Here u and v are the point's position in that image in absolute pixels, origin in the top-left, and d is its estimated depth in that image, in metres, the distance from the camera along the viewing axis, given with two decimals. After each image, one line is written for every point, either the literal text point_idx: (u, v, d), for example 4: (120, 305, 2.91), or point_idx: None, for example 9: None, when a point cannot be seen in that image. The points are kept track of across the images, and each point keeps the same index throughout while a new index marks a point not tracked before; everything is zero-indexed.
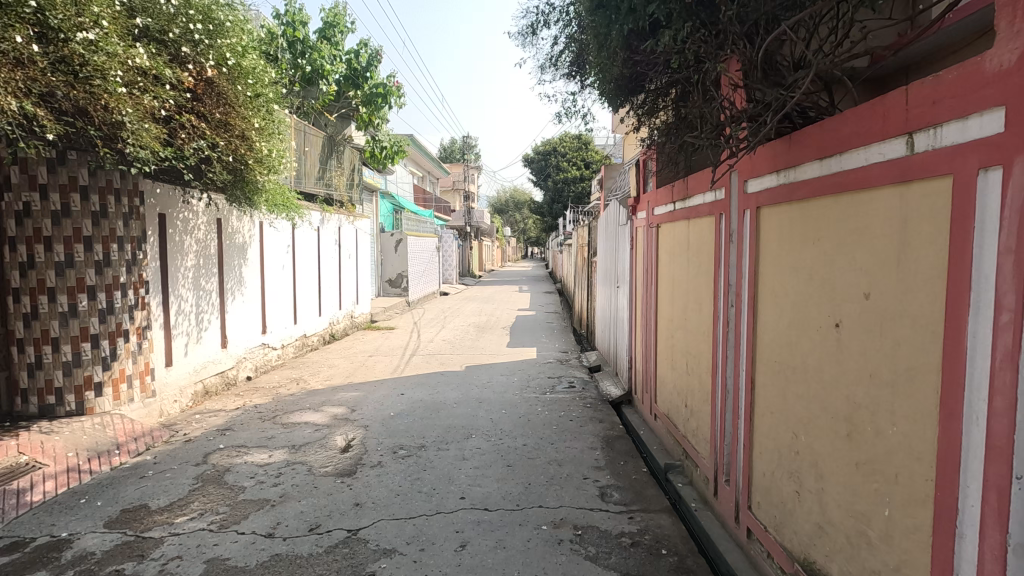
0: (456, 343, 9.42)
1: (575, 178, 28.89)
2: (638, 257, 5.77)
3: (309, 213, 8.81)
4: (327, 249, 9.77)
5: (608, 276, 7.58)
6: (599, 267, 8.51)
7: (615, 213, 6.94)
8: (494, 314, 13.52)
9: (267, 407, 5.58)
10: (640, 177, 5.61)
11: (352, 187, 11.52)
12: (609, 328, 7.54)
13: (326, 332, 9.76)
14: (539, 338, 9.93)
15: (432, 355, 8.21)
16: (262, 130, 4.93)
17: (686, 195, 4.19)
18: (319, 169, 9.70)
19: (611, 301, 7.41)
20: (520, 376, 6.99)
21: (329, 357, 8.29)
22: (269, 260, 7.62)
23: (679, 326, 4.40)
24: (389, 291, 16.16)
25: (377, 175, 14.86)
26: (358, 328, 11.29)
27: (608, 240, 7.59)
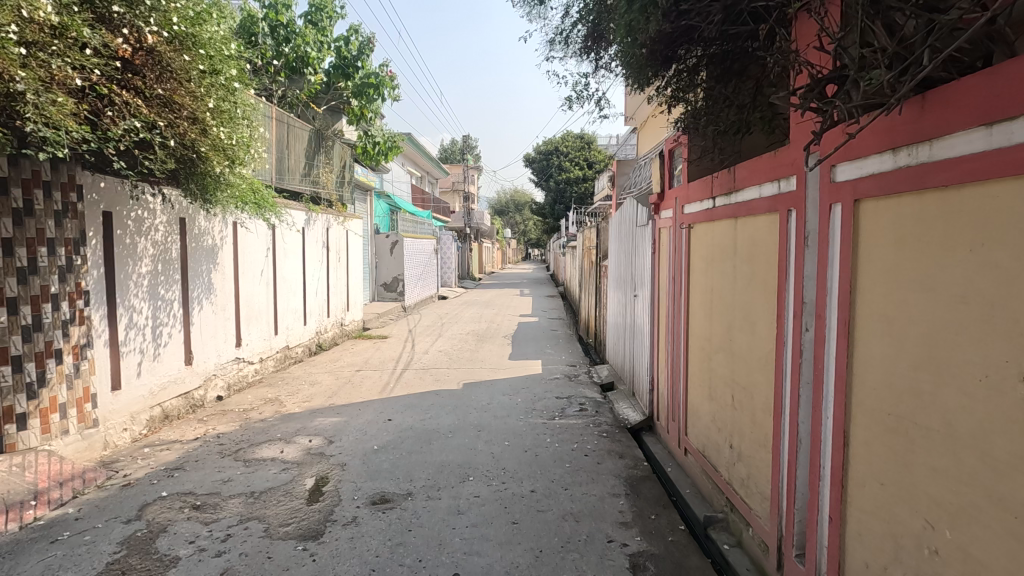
0: (453, 354, 8.65)
1: (578, 178, 28.11)
2: (662, 263, 4.99)
3: (292, 213, 8.05)
4: (313, 252, 9.00)
5: (623, 283, 6.81)
6: (611, 273, 7.74)
7: (632, 213, 6.16)
8: (494, 321, 12.75)
9: (231, 437, 4.80)
10: (665, 171, 4.84)
11: (342, 185, 10.75)
12: (623, 341, 6.76)
13: (313, 342, 8.98)
14: (544, 349, 9.16)
15: (426, 370, 7.43)
16: (218, 110, 4.14)
17: (731, 189, 3.42)
18: (304, 165, 8.93)
19: (626, 311, 6.64)
20: (525, 395, 6.20)
21: (313, 372, 7.51)
22: (244, 265, 6.85)
23: (720, 348, 3.62)
24: (384, 295, 15.37)
25: (371, 173, 14.09)
26: (348, 336, 10.50)
27: (622, 243, 6.81)
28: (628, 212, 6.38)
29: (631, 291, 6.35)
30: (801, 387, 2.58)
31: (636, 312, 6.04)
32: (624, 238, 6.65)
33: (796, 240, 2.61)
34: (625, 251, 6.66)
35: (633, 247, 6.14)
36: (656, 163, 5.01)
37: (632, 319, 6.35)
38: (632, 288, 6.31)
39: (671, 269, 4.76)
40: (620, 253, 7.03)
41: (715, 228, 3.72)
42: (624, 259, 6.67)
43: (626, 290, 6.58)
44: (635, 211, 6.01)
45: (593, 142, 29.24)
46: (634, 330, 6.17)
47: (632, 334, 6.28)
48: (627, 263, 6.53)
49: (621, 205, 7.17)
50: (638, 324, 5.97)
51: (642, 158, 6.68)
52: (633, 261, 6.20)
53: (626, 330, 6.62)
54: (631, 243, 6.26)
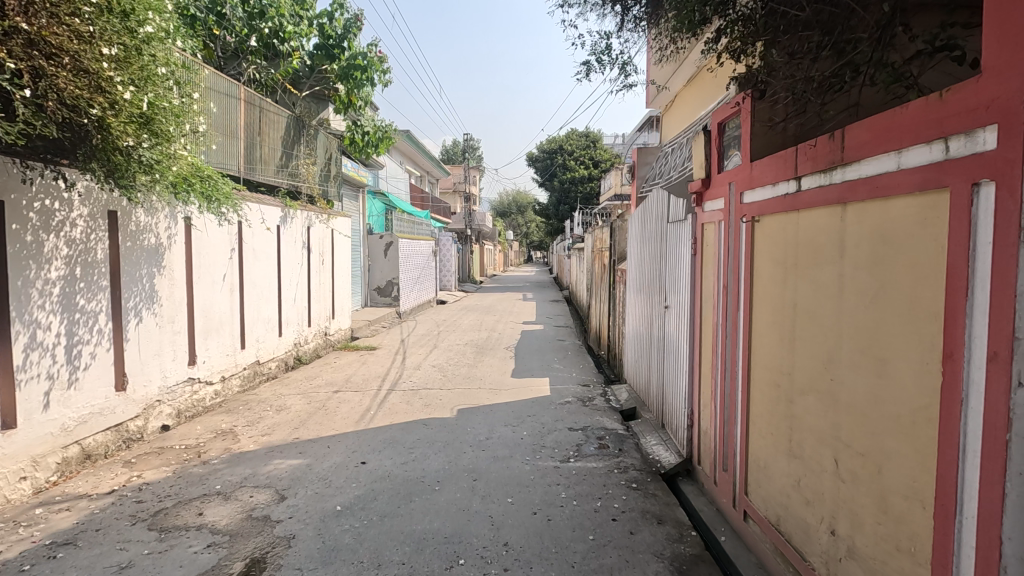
0: (448, 370, 7.60)
1: (583, 178, 27.05)
2: (708, 267, 3.96)
3: (264, 207, 7.04)
4: (290, 254, 7.98)
5: (649, 291, 5.76)
6: (631, 278, 6.71)
7: (664, 208, 5.11)
8: (495, 329, 11.70)
9: (158, 489, 3.75)
10: (714, 151, 3.82)
11: (328, 179, 9.72)
12: (649, 359, 5.71)
13: (289, 355, 7.94)
14: (551, 364, 8.10)
15: (415, 391, 6.38)
16: (122, 61, 3.10)
17: (834, 163, 2.40)
18: (281, 155, 7.92)
19: (653, 324, 5.59)
20: (530, 427, 5.15)
21: (284, 391, 6.47)
22: (202, 268, 5.83)
23: (811, 388, 2.58)
24: (377, 300, 14.32)
25: (362, 168, 13.06)
26: (332, 348, 9.46)
27: (648, 244, 5.76)
28: (657, 206, 5.34)
29: (659, 302, 5.31)
30: (1008, 479, 1.55)
31: (669, 328, 5.01)
32: (651, 238, 5.62)
33: (995, 233, 1.57)
34: (652, 253, 5.62)
35: (664, 248, 5.10)
36: (701, 142, 3.98)
37: (660, 335, 5.31)
38: (661, 297, 5.26)
39: (721, 276, 3.73)
40: (644, 255, 5.98)
41: (801, 220, 2.69)
42: (651, 263, 5.63)
43: (654, 300, 5.53)
44: (667, 205, 4.98)
45: (598, 140, 28.22)
46: (665, 349, 5.13)
47: (662, 353, 5.23)
48: (655, 268, 5.48)
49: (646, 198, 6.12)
50: (671, 342, 4.93)
51: (680, 139, 5.62)
52: (663, 265, 5.16)
53: (653, 348, 5.58)
54: (661, 243, 5.22)
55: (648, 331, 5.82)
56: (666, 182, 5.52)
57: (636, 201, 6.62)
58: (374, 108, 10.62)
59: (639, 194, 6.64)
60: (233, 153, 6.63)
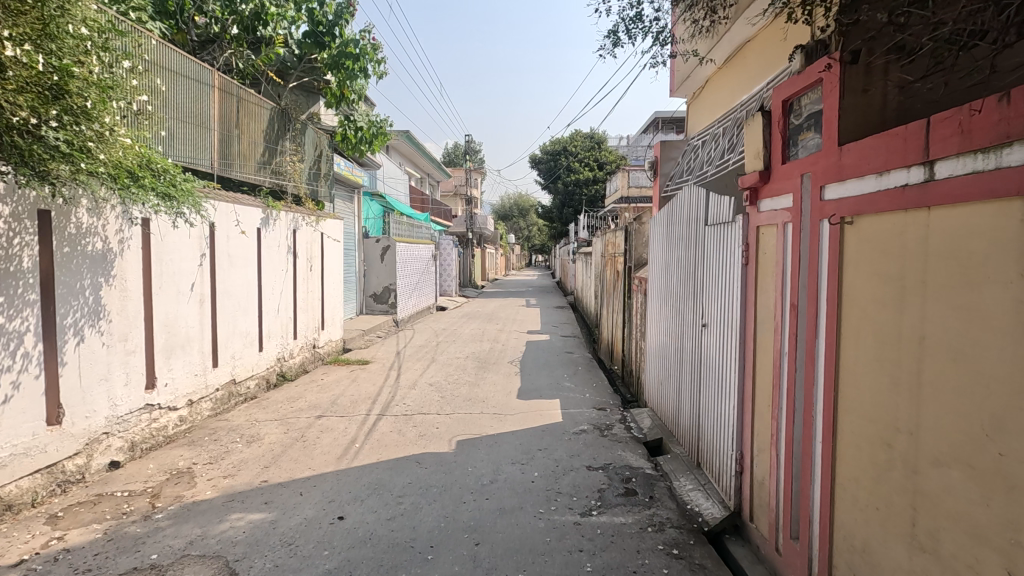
0: (447, 389, 6.83)
1: (588, 179, 26.26)
2: (767, 280, 3.20)
3: (241, 208, 6.30)
4: (273, 260, 7.23)
5: (677, 304, 4.99)
6: (653, 288, 5.95)
7: (699, 209, 4.36)
8: (498, 340, 10.91)
9: (78, 560, 2.97)
10: (776, 136, 3.07)
11: (317, 178, 8.96)
12: (677, 383, 4.94)
13: (271, 372, 7.17)
14: (560, 381, 7.34)
15: (408, 417, 5.61)
16: (9, 8, 2.45)
17: (1007, 137, 1.64)
18: (263, 151, 7.18)
19: (683, 343, 4.83)
20: (542, 467, 4.36)
21: (260, 416, 5.70)
22: (163, 277, 5.07)
23: (954, 457, 1.83)
24: (373, 307, 13.56)
25: (357, 168, 12.30)
26: (321, 362, 8.69)
27: (678, 250, 4.99)
28: (691, 204, 4.56)
29: (693, 318, 4.53)
30: None
31: (706, 350, 4.24)
32: (682, 242, 4.86)
33: None
34: (683, 262, 4.84)
35: (700, 255, 4.34)
36: (758, 126, 3.22)
37: (694, 357, 4.54)
38: (695, 313, 4.49)
39: (786, 293, 2.98)
40: (671, 263, 5.21)
41: (933, 221, 1.93)
42: (681, 272, 4.86)
43: (684, 316, 4.77)
44: (705, 205, 4.22)
45: (603, 141, 27.46)
46: (701, 374, 4.36)
47: (697, 379, 4.45)
48: (686, 278, 4.72)
49: (673, 198, 5.36)
50: (710, 367, 4.16)
51: (717, 129, 4.87)
52: (698, 276, 4.40)
53: (683, 371, 4.81)
54: (696, 248, 4.46)
55: (676, 350, 5.05)
56: (706, 177, 4.75)
57: (660, 201, 5.86)
58: (368, 102, 9.87)
59: (664, 194, 5.88)
60: (203, 146, 5.88)
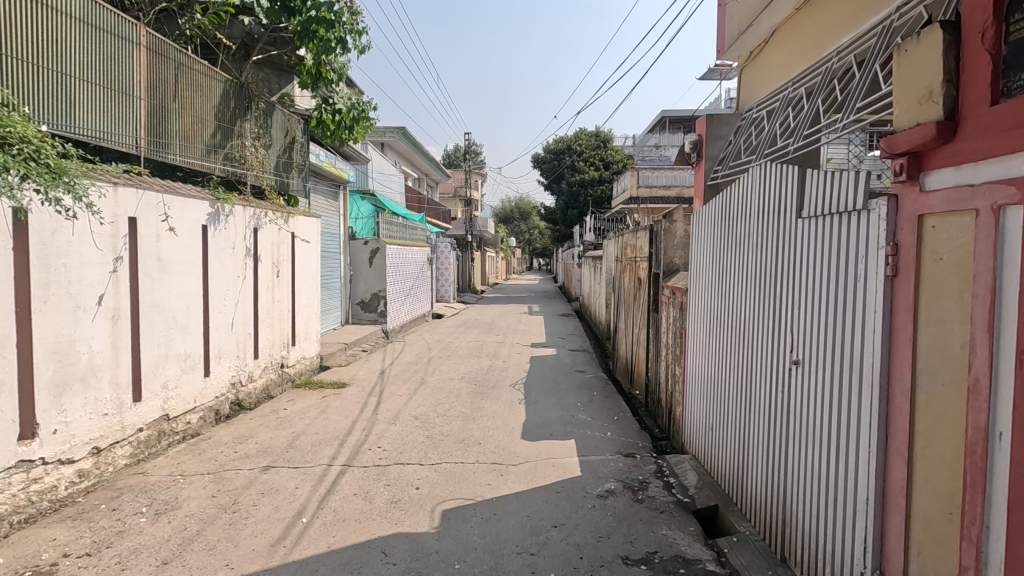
0: (436, 425, 5.54)
1: (593, 180, 25.00)
2: (945, 302, 1.92)
3: (176, 201, 5.04)
4: (225, 265, 5.95)
5: (746, 326, 3.72)
6: (701, 304, 4.67)
7: (786, 195, 3.09)
8: (498, 355, 9.62)
9: None
10: (980, 53, 1.78)
11: (287, 170, 7.68)
12: (745, 434, 3.66)
13: (221, 402, 5.89)
14: (574, 414, 6.05)
15: (382, 471, 4.31)
16: None
17: None
18: (213, 131, 5.92)
19: (754, 381, 3.56)
20: (560, 563, 3.07)
21: (191, 466, 4.41)
22: (50, 289, 3.78)
23: None
24: (360, 316, 12.28)
25: (342, 161, 10.99)
26: (290, 385, 7.39)
27: (747, 253, 3.72)
28: (771, 190, 3.29)
29: (775, 350, 3.25)
30: None
31: (797, 399, 2.96)
32: (754, 242, 3.59)
33: None
34: (755, 269, 3.57)
35: (788, 260, 3.06)
36: (934, 48, 1.94)
37: (773, 404, 3.26)
38: (777, 343, 3.21)
39: (1004, 330, 1.69)
40: (734, 270, 3.94)
41: None
42: (753, 284, 3.60)
43: (758, 344, 3.50)
44: (797, 188, 2.96)
45: (609, 140, 26.25)
46: (785, 430, 3.09)
47: (778, 436, 3.17)
48: (762, 291, 3.44)
49: (733, 185, 4.09)
50: (803, 424, 2.88)
51: (802, 91, 3.61)
52: (784, 290, 3.12)
53: (753, 419, 3.54)
54: (779, 252, 3.19)
55: (740, 387, 3.77)
56: (789, 154, 3.50)
57: (709, 194, 4.61)
58: (350, 84, 8.59)
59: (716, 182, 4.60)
60: (120, 118, 4.65)
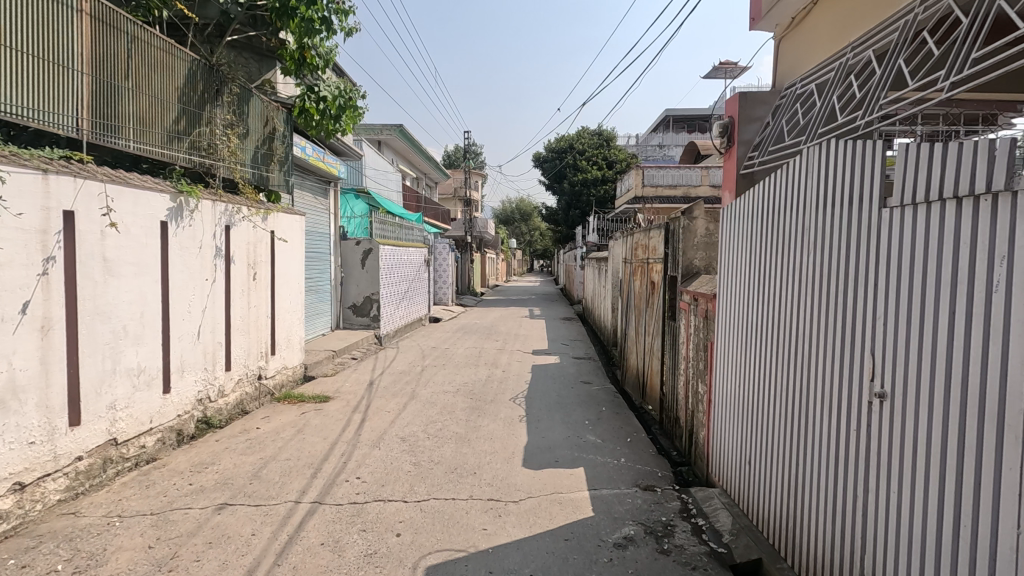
0: (425, 449, 4.88)
1: (596, 180, 24.36)
2: None
3: (124, 193, 4.40)
4: (191, 267, 5.32)
5: (795, 341, 3.07)
6: (734, 315, 4.03)
7: (859, 180, 2.44)
8: (498, 364, 8.97)
9: None
10: None
11: (267, 162, 7.03)
12: (794, 474, 3.00)
13: (184, 421, 5.23)
14: (582, 434, 5.39)
15: (358, 511, 3.65)
16: None
17: None
18: (178, 117, 5.29)
19: (807, 410, 2.91)
20: None
21: (133, 504, 3.75)
22: None
23: None
24: (351, 321, 11.62)
25: (332, 156, 10.33)
26: (269, 398, 6.73)
27: (796, 254, 3.07)
28: (835, 175, 2.64)
29: (839, 376, 2.60)
30: None
31: (876, 442, 2.31)
32: (807, 239, 2.94)
33: None
34: (808, 273, 2.92)
35: (862, 263, 2.41)
36: None
37: (836, 443, 2.61)
38: (844, 367, 2.56)
39: None
40: (778, 274, 3.30)
41: None
42: (805, 291, 2.94)
43: (813, 366, 2.85)
44: (877, 170, 2.31)
45: (612, 140, 25.60)
46: (856, 479, 2.44)
47: (845, 485, 2.52)
48: (819, 300, 2.79)
49: (776, 173, 3.44)
50: (886, 475, 2.22)
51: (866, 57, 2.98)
52: (855, 300, 2.47)
53: (805, 458, 2.88)
54: (847, 252, 2.53)
55: (787, 416, 3.13)
56: (864, 133, 2.91)
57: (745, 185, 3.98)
58: (337, 71, 7.94)
59: (754, 169, 3.99)
60: (57, 96, 4.04)
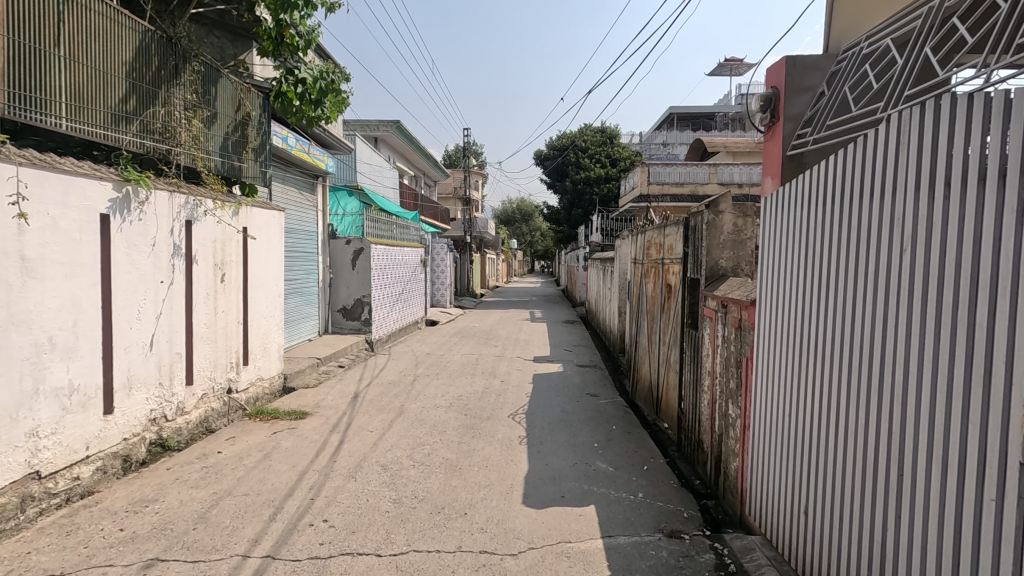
0: (409, 481, 4.17)
1: (599, 178, 23.67)
2: None
3: (47, 179, 3.71)
4: (141, 267, 4.62)
5: (856, 365, 2.42)
6: (778, 327, 3.31)
7: (965, 155, 1.78)
8: (495, 373, 8.27)
9: None
10: None
11: (239, 151, 6.31)
12: (866, 542, 2.27)
13: (131, 446, 4.51)
14: (590, 461, 4.69)
15: (318, 570, 2.93)
16: None
17: None
18: (125, 95, 4.60)
19: (875, 456, 2.25)
20: None
21: (42, 560, 3.02)
22: None
23: None
24: (341, 325, 10.93)
25: (320, 148, 9.63)
26: (239, 414, 6.03)
27: (859, 256, 2.41)
28: (922, 151, 1.97)
29: (928, 419, 1.94)
30: None
31: (994, 519, 1.65)
32: (875, 235, 2.29)
33: None
34: (878, 280, 2.25)
35: (972, 268, 1.74)
36: None
37: (923, 509, 1.95)
38: (936, 407, 1.90)
39: None
40: (834, 279, 2.63)
41: None
42: (873, 303, 2.28)
43: (886, 401, 2.18)
44: (1010, 133, 1.59)
45: (616, 137, 24.94)
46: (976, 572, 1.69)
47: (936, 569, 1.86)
48: (895, 316, 2.13)
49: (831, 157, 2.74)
50: (1012, 573, 1.57)
51: None
52: (956, 319, 1.81)
53: (875, 519, 2.23)
54: (942, 253, 1.87)
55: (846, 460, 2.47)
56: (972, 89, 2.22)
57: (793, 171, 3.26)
58: (320, 52, 7.26)
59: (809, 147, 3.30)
60: None
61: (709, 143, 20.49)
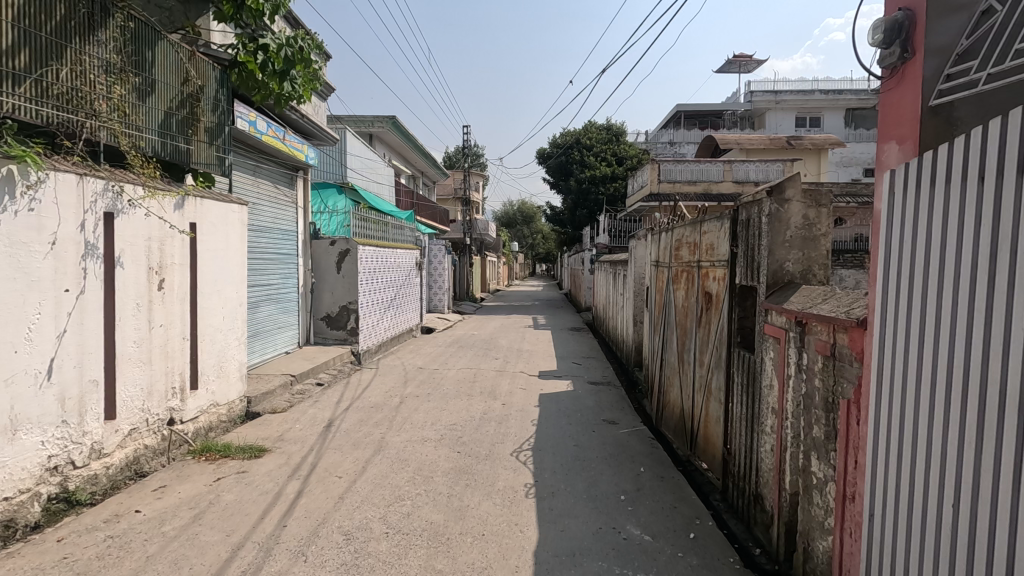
0: (379, 561, 3.07)
1: (605, 177, 22.70)
2: None
3: None
4: (32, 273, 3.53)
5: (996, 410, 1.66)
6: (894, 366, 2.26)
7: None
8: (495, 393, 7.18)
9: None
10: None
11: (187, 131, 5.23)
12: None
13: (15, 507, 3.41)
14: (618, 525, 3.61)
15: None
16: None
17: None
18: (11, 46, 3.52)
19: (961, 487, 1.82)
20: None
21: None
22: None
23: None
24: (324, 334, 9.85)
25: (298, 138, 8.53)
26: (183, 451, 4.94)
27: (969, 246, 1.79)
28: (1007, 122, 1.62)
29: None
30: None
31: None
32: None
33: None
34: (936, 259, 1.98)
35: None
36: None
37: None
38: None
39: None
40: (889, 253, 2.33)
41: None
42: (931, 285, 2.00)
43: (1014, 446, 1.58)
44: None
45: (622, 134, 23.89)
46: None
47: None
48: (925, 298, 2.03)
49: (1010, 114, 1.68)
50: None
51: None
52: None
53: (957, 561, 1.81)
54: None
55: (875, 439, 2.40)
56: None
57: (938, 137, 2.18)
58: (289, 21, 6.22)
59: (964, 93, 2.05)
60: None
61: (721, 140, 19.41)
